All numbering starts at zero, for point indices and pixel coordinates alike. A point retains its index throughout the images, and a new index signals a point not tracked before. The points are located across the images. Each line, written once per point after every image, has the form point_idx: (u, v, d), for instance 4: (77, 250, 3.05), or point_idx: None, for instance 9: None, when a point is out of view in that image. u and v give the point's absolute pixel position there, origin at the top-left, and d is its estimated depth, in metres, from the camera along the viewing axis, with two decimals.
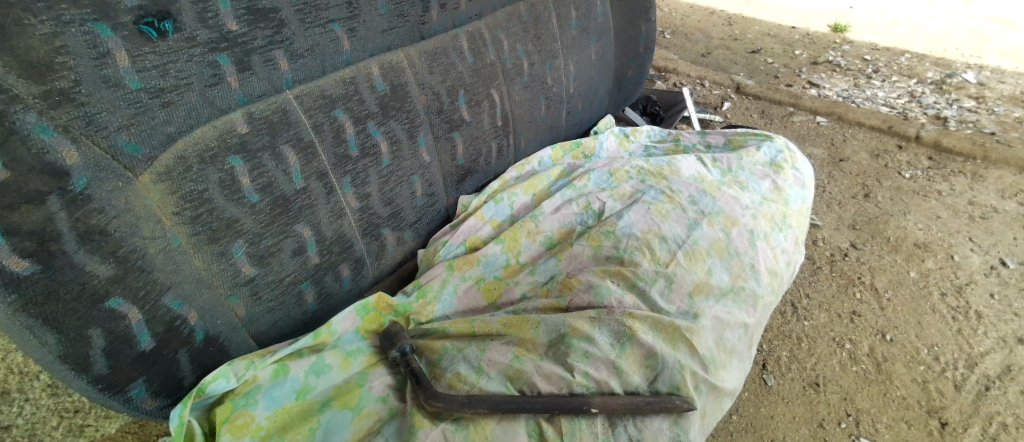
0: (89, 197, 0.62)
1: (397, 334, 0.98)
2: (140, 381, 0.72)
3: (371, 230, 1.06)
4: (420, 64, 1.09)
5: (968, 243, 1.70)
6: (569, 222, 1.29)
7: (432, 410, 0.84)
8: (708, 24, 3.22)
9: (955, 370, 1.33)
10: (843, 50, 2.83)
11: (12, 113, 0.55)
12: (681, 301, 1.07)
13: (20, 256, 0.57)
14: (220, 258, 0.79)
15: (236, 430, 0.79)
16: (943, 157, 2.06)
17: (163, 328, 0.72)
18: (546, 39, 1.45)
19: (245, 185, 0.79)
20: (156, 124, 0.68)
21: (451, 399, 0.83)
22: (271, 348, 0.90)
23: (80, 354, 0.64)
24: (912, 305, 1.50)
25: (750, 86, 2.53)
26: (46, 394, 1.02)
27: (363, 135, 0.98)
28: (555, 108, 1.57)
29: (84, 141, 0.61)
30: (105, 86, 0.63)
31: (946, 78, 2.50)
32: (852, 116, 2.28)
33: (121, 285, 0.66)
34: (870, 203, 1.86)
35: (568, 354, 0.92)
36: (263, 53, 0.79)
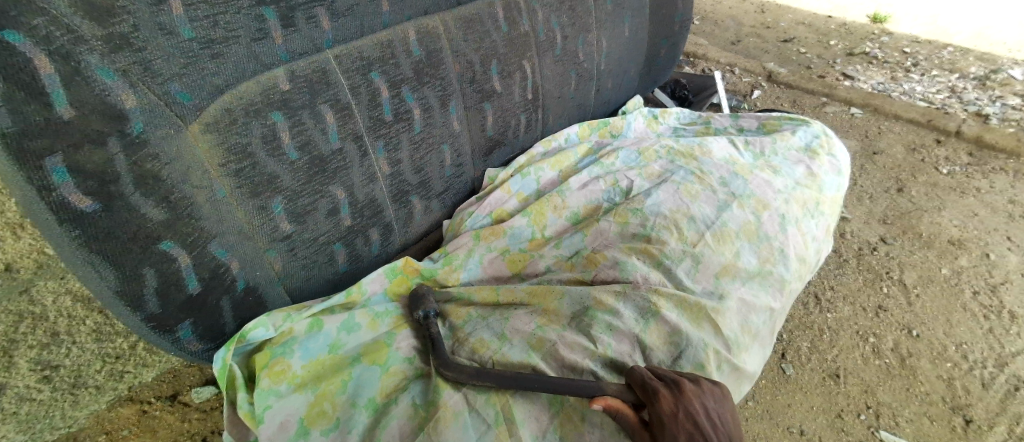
0: (144, 142, 0.65)
1: (423, 296, 1.01)
2: (188, 324, 0.77)
3: (401, 197, 1.08)
4: (455, 31, 1.09)
5: (1006, 242, 1.64)
6: (595, 199, 1.29)
7: (450, 378, 0.85)
8: (739, 11, 3.12)
9: (983, 369, 1.30)
10: (881, 42, 2.73)
11: (79, 54, 0.58)
12: (707, 281, 1.06)
13: (84, 195, 0.60)
14: (261, 212, 0.82)
15: (274, 376, 0.84)
16: (984, 153, 1.99)
17: (209, 274, 0.77)
18: (581, 12, 1.43)
19: (285, 141, 0.82)
20: (205, 75, 0.70)
21: (461, 370, 0.85)
22: (307, 304, 0.95)
23: (135, 292, 0.68)
24: (942, 302, 1.46)
25: (782, 75, 2.46)
26: (91, 338, 1.07)
27: (397, 100, 0.99)
28: (585, 85, 1.55)
29: (141, 86, 0.64)
30: (160, 34, 0.65)
31: (991, 73, 2.40)
32: (888, 108, 2.21)
33: (172, 230, 0.70)
34: (903, 198, 1.81)
35: (592, 325, 0.93)
36: (306, 10, 0.80)
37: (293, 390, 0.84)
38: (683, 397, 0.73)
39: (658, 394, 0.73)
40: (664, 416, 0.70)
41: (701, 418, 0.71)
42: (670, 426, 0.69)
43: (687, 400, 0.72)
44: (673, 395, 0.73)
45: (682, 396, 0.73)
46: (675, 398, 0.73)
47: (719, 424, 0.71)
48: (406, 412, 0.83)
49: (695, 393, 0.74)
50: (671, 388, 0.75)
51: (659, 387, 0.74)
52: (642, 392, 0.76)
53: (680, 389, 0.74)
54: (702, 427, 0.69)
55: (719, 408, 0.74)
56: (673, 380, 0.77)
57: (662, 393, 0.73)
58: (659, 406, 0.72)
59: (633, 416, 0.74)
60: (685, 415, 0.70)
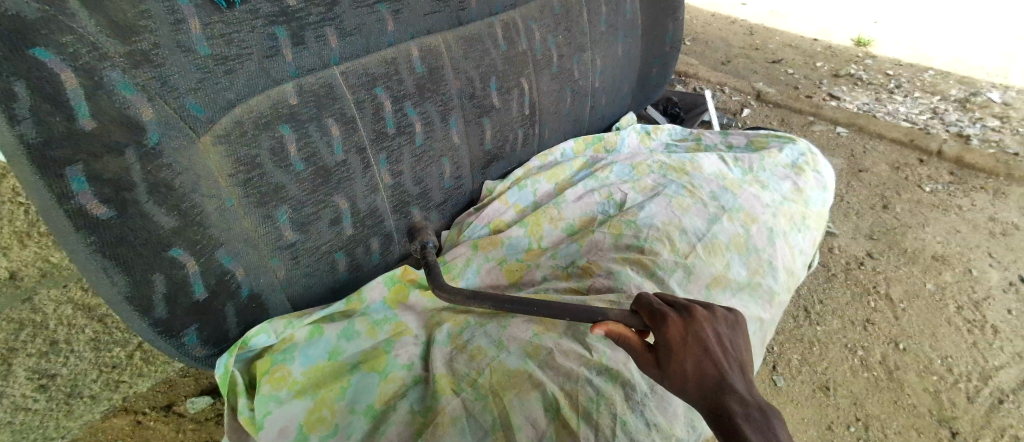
0: (159, 152, 0.68)
1: (422, 230, 1.14)
2: (193, 329, 0.79)
3: (402, 208, 1.11)
4: (456, 49, 1.13)
5: (987, 258, 1.70)
6: (591, 211, 1.33)
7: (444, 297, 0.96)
8: (729, 33, 3.22)
9: (968, 382, 1.34)
10: (865, 64, 2.83)
11: (102, 69, 0.61)
12: (698, 292, 1.09)
13: (100, 202, 0.63)
14: (266, 221, 0.85)
15: (274, 382, 0.85)
16: (965, 172, 2.06)
17: (215, 280, 0.79)
18: (576, 33, 1.48)
19: (292, 153, 0.85)
20: (218, 89, 0.73)
21: (456, 293, 0.95)
22: (307, 311, 0.96)
23: (144, 297, 0.71)
24: (928, 316, 1.50)
25: (771, 94, 2.54)
26: (90, 347, 1.02)
27: (400, 114, 1.03)
28: (580, 102, 1.60)
29: (158, 100, 0.67)
30: (179, 51, 0.68)
31: (970, 96, 2.49)
32: (872, 128, 2.28)
33: (182, 237, 0.73)
34: (888, 214, 1.86)
35: (587, 333, 0.96)
36: (316, 28, 0.84)
37: (293, 397, 0.85)
38: (694, 323, 0.69)
39: (666, 318, 0.70)
40: (672, 340, 0.67)
41: (711, 342, 0.68)
42: (677, 348, 0.66)
43: (698, 325, 0.69)
44: (683, 320, 0.69)
45: (694, 322, 0.69)
46: (684, 323, 0.69)
47: (729, 351, 0.68)
48: (404, 418, 0.85)
49: (707, 320, 0.70)
50: (681, 314, 0.70)
51: (668, 311, 0.71)
52: (649, 317, 0.72)
53: (691, 315, 0.70)
54: (713, 352, 0.66)
55: (730, 334, 0.71)
56: (683, 305, 0.73)
57: (671, 317, 0.69)
58: (666, 328, 0.68)
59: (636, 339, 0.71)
60: (695, 338, 0.67)
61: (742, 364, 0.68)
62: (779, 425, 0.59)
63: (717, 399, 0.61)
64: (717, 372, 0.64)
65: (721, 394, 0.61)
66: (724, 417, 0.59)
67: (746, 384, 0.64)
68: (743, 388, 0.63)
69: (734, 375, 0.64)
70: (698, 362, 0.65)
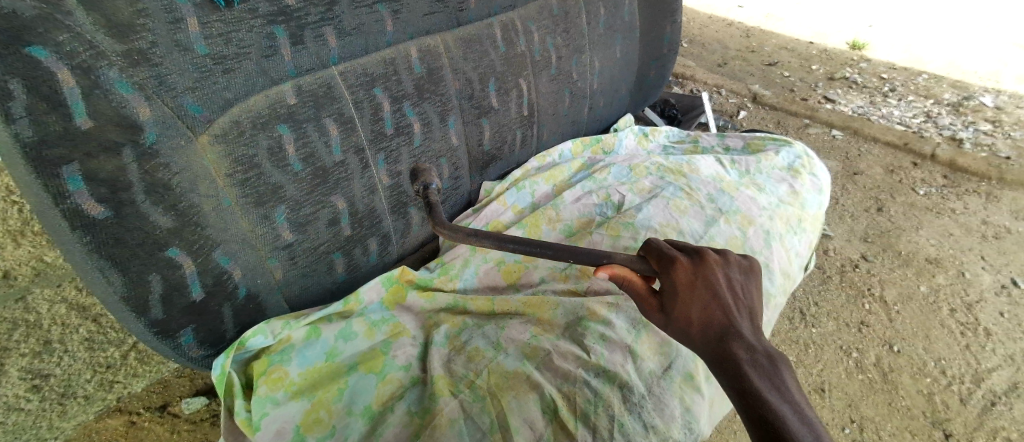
0: (156, 152, 0.68)
1: (423, 170, 1.09)
2: (189, 330, 0.79)
3: (400, 209, 1.10)
4: (455, 50, 1.13)
5: (980, 261, 1.71)
6: (588, 213, 1.33)
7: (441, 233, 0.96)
8: (726, 35, 3.23)
9: (961, 384, 1.35)
10: (860, 68, 2.84)
11: (99, 68, 0.61)
12: None
13: (97, 202, 0.63)
14: (264, 221, 0.84)
15: (271, 383, 0.85)
16: (958, 176, 2.08)
17: (212, 281, 0.79)
18: (574, 34, 1.48)
19: (289, 153, 0.84)
20: (216, 89, 0.73)
21: (456, 230, 0.93)
22: (304, 312, 0.96)
23: (141, 298, 0.70)
24: (921, 318, 1.51)
25: (767, 97, 2.55)
26: (83, 347, 1.01)
27: (399, 114, 1.02)
28: (578, 103, 1.60)
29: (156, 99, 0.67)
30: (177, 50, 0.67)
31: (963, 100, 2.51)
32: (867, 131, 2.30)
33: (178, 237, 0.73)
34: (883, 217, 1.88)
35: (585, 335, 0.96)
36: (315, 28, 0.83)
37: (290, 398, 0.85)
38: (703, 267, 0.72)
39: (676, 262, 0.72)
40: (681, 285, 0.70)
41: (719, 287, 0.71)
42: (685, 294, 0.69)
43: (707, 270, 0.72)
44: (692, 265, 0.72)
45: (703, 267, 0.72)
46: (694, 268, 0.71)
47: (735, 295, 0.72)
48: (402, 419, 0.85)
49: (716, 264, 0.73)
50: (691, 259, 0.73)
51: (678, 256, 0.73)
52: (656, 263, 0.74)
53: (701, 261, 0.72)
54: (720, 298, 0.70)
55: (737, 279, 0.75)
56: (694, 250, 0.75)
57: (681, 262, 0.72)
58: (675, 274, 0.71)
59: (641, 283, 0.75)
60: (703, 284, 0.70)
61: (747, 308, 0.73)
62: (780, 369, 0.64)
63: (723, 342, 0.66)
64: (724, 318, 0.68)
65: (727, 340, 0.66)
66: (731, 360, 0.64)
67: (750, 329, 0.69)
68: (747, 333, 0.68)
69: (740, 320, 0.69)
70: (706, 308, 0.69)
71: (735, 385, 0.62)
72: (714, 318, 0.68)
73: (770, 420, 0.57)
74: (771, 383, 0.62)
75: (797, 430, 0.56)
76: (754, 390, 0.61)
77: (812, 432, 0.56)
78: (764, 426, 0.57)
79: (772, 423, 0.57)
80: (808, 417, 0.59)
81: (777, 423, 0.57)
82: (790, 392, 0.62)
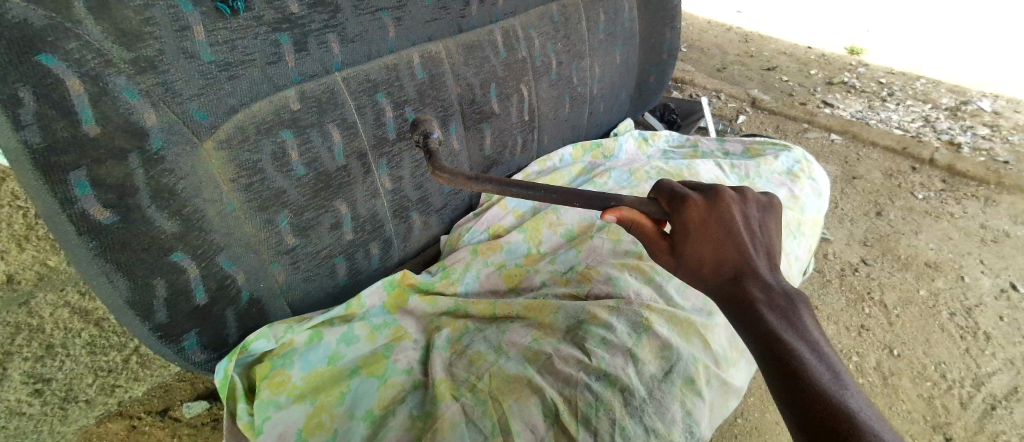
0: (162, 157, 0.69)
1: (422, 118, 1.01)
2: (193, 333, 0.80)
3: (401, 213, 1.11)
4: (457, 56, 1.14)
5: (979, 265, 1.72)
6: (589, 217, 1.34)
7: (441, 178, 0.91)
8: (724, 40, 3.25)
9: (961, 388, 1.35)
10: (858, 72, 2.86)
11: (107, 76, 0.61)
12: (696, 298, 1.10)
13: (103, 207, 0.63)
14: (267, 226, 0.85)
15: (274, 386, 0.85)
16: (956, 180, 2.09)
17: (215, 285, 0.80)
18: (575, 40, 1.49)
19: (293, 158, 0.85)
20: (221, 95, 0.74)
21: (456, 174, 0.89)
22: (306, 316, 0.96)
23: (145, 302, 0.71)
24: (921, 322, 1.52)
25: (766, 101, 2.56)
26: (86, 352, 1.00)
27: (401, 120, 1.03)
28: (578, 108, 1.61)
29: (162, 106, 0.68)
30: (183, 57, 0.68)
31: (961, 105, 2.53)
32: (866, 135, 2.31)
33: (183, 242, 0.74)
34: (882, 221, 1.88)
35: (585, 338, 0.97)
36: (319, 35, 0.84)
37: (293, 402, 0.85)
38: (716, 206, 0.71)
39: (688, 201, 0.71)
40: (693, 224, 0.70)
41: (733, 222, 0.71)
42: (696, 235, 0.70)
43: (720, 208, 0.71)
44: (705, 204, 0.71)
45: (717, 205, 0.71)
46: (707, 206, 0.71)
47: (752, 233, 0.72)
48: (404, 423, 0.85)
49: (732, 203, 0.73)
50: (705, 198, 0.72)
51: (690, 195, 0.72)
52: (667, 203, 0.74)
53: (715, 199, 0.72)
54: (734, 236, 0.70)
55: (751, 212, 0.75)
56: (709, 188, 0.74)
57: (695, 201, 0.71)
58: (687, 212, 0.71)
59: (651, 226, 0.76)
60: (716, 222, 0.70)
61: (760, 242, 0.73)
62: (796, 304, 0.64)
63: (737, 281, 0.67)
64: (738, 256, 0.69)
65: (740, 279, 0.67)
66: (745, 299, 0.65)
67: (764, 263, 0.70)
68: (761, 269, 0.69)
69: (756, 257, 0.69)
70: (719, 246, 0.69)
71: (748, 322, 0.63)
72: (727, 256, 0.69)
73: (785, 357, 0.57)
74: (786, 321, 0.62)
75: (812, 367, 0.56)
76: (770, 328, 0.61)
77: (827, 369, 0.56)
78: (778, 363, 0.57)
79: (785, 361, 0.57)
80: (822, 351, 0.59)
81: (793, 360, 0.57)
82: (805, 327, 0.62)
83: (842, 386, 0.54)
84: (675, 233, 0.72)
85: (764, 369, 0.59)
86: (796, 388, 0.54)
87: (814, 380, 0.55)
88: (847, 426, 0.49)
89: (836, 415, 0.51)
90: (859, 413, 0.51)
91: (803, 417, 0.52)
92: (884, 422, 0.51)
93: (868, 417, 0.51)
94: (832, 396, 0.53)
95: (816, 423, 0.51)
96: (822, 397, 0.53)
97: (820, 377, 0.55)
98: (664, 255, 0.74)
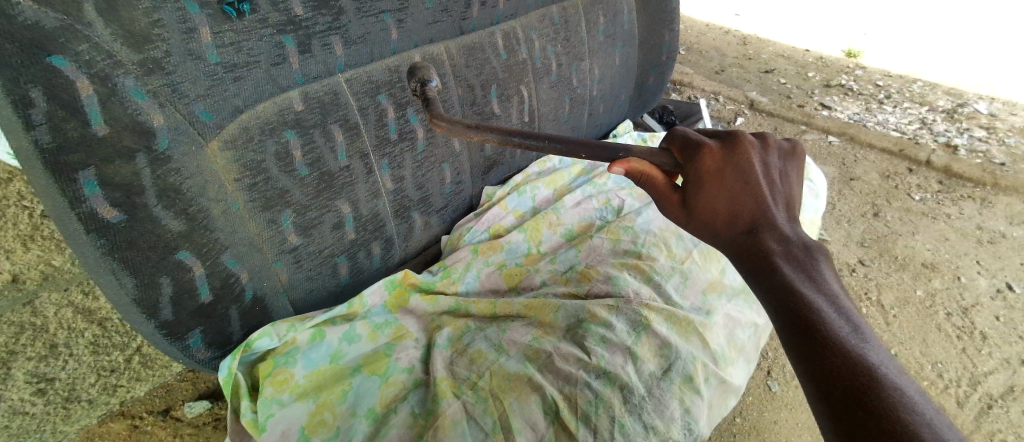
0: (168, 157, 0.70)
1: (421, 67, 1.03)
2: (197, 331, 0.81)
3: (403, 213, 1.12)
4: (458, 57, 1.15)
5: (975, 266, 1.73)
6: (588, 217, 1.35)
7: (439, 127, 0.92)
8: (723, 42, 3.27)
9: (958, 388, 1.36)
10: (855, 75, 2.88)
11: (116, 77, 0.63)
12: (694, 297, 1.12)
13: (111, 206, 0.65)
14: (270, 225, 0.86)
15: (277, 384, 0.86)
16: (952, 181, 2.10)
17: (219, 283, 0.81)
18: (574, 42, 1.51)
19: (296, 158, 0.86)
20: (227, 96, 0.75)
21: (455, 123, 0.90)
22: (309, 315, 0.97)
23: (151, 300, 0.72)
24: (918, 322, 1.53)
25: (764, 104, 2.58)
26: (88, 351, 0.99)
27: (402, 121, 1.04)
28: (578, 109, 1.62)
29: (169, 106, 0.69)
30: (189, 59, 0.69)
31: (957, 107, 2.54)
32: (863, 137, 2.33)
33: (188, 241, 0.75)
34: (879, 222, 1.90)
35: (585, 337, 0.98)
36: (322, 37, 0.85)
37: (295, 399, 0.86)
38: (732, 155, 0.71)
39: (703, 149, 0.70)
40: (708, 172, 0.69)
41: (750, 173, 0.70)
42: (710, 183, 0.69)
43: (738, 158, 0.71)
44: (721, 153, 0.70)
45: (734, 155, 0.71)
46: (723, 155, 0.70)
47: (770, 183, 0.72)
48: (405, 421, 0.86)
49: (750, 151, 0.72)
50: (722, 146, 0.71)
51: (706, 142, 0.71)
52: (681, 153, 0.72)
53: (731, 148, 0.71)
54: (751, 187, 0.69)
55: (770, 165, 0.74)
56: (726, 136, 0.74)
57: (710, 148, 0.70)
58: (702, 161, 0.70)
59: (662, 178, 0.73)
60: (731, 172, 0.69)
61: (777, 195, 0.72)
62: (814, 257, 0.63)
63: (752, 233, 0.66)
64: (754, 207, 0.68)
65: (756, 231, 0.66)
66: (760, 250, 0.64)
67: (780, 217, 0.69)
68: (777, 222, 0.68)
69: (772, 209, 0.69)
70: (734, 198, 0.68)
71: (763, 273, 0.62)
72: (743, 209, 0.68)
73: (801, 308, 0.56)
74: (802, 272, 0.61)
75: (830, 317, 0.55)
76: (786, 279, 0.60)
77: (845, 322, 0.55)
78: (794, 312, 0.56)
79: (802, 311, 0.56)
80: (840, 302, 0.58)
81: (809, 312, 0.55)
82: (823, 281, 0.60)
83: (861, 338, 0.53)
84: (687, 183, 0.71)
85: (776, 321, 0.57)
86: (811, 339, 0.53)
87: (830, 332, 0.53)
88: (864, 379, 0.48)
89: (853, 367, 0.49)
90: (879, 364, 0.49)
91: (817, 369, 0.50)
92: (906, 377, 0.49)
93: (888, 370, 0.49)
94: (849, 348, 0.51)
95: (832, 376, 0.49)
96: (839, 350, 0.51)
97: (837, 330, 0.53)
98: (676, 208, 0.73)
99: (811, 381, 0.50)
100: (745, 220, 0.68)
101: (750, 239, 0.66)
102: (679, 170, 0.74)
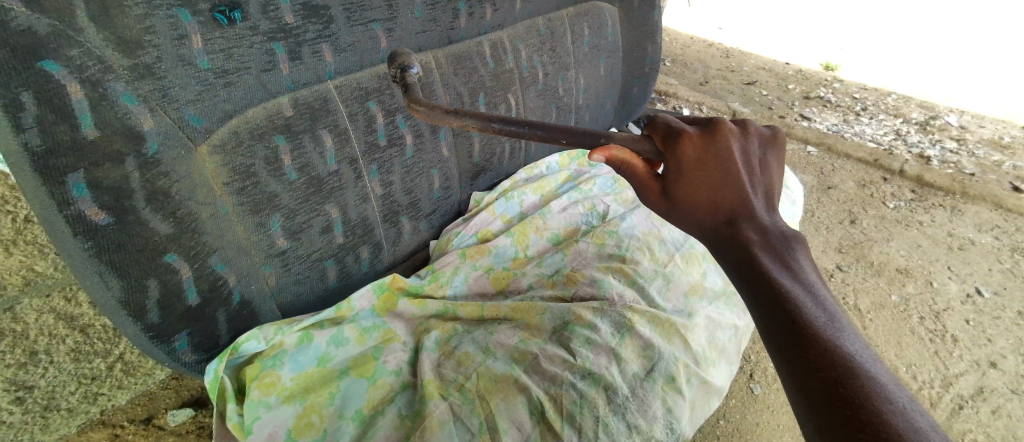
0: (157, 161, 0.71)
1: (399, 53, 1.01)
2: (184, 334, 0.81)
3: (391, 217, 1.14)
4: (446, 66, 1.18)
5: (946, 271, 1.80)
6: (574, 222, 1.38)
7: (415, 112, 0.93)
8: (706, 55, 3.35)
9: (931, 389, 1.41)
10: (833, 88, 2.98)
11: (106, 82, 0.64)
12: (676, 300, 1.16)
13: (100, 209, 0.65)
14: (258, 229, 0.87)
15: (264, 387, 0.86)
16: (925, 190, 2.18)
17: (207, 286, 0.82)
18: (560, 52, 1.54)
19: (285, 163, 0.87)
20: (217, 101, 0.76)
21: (433, 110, 0.91)
22: (296, 318, 0.98)
23: (138, 302, 0.72)
24: (893, 326, 1.58)
25: (745, 114, 2.65)
26: (69, 358, 0.97)
27: (391, 127, 1.06)
28: (564, 117, 1.66)
29: (159, 111, 0.70)
30: (180, 64, 0.70)
31: (929, 119, 2.64)
32: (840, 148, 2.41)
33: (176, 243, 0.75)
34: (856, 229, 1.96)
35: (570, 339, 1.00)
36: (312, 45, 0.87)
37: (282, 402, 0.86)
38: (712, 143, 0.72)
39: (683, 139, 0.72)
40: (687, 162, 0.71)
41: (730, 161, 0.72)
42: (690, 173, 0.71)
43: (718, 145, 0.72)
44: (701, 140, 0.72)
45: (715, 142, 0.73)
46: (702, 143, 0.72)
47: (749, 172, 0.74)
48: (393, 423, 0.87)
49: (729, 137, 0.74)
50: (702, 134, 0.73)
51: (686, 131, 0.73)
52: (662, 141, 0.74)
53: (712, 136, 0.73)
54: (732, 177, 0.71)
55: (751, 152, 0.76)
56: (707, 124, 0.76)
57: (691, 137, 0.72)
58: (683, 151, 0.72)
59: (642, 166, 0.75)
60: (713, 161, 0.71)
61: (757, 182, 0.75)
62: (791, 247, 0.67)
63: (732, 224, 0.69)
64: (734, 198, 0.71)
65: (737, 222, 0.69)
66: (741, 240, 0.66)
67: (760, 206, 0.71)
68: (757, 211, 0.70)
69: (752, 199, 0.71)
70: (715, 188, 0.70)
71: (745, 265, 0.64)
72: (723, 199, 0.70)
73: (781, 301, 0.59)
74: (780, 263, 0.64)
75: (808, 309, 0.58)
76: (766, 271, 0.63)
77: (823, 312, 0.58)
78: (775, 304, 0.58)
79: (782, 302, 0.58)
80: (817, 291, 0.61)
81: (788, 304, 0.58)
82: (801, 272, 0.63)
83: (837, 328, 0.56)
84: (667, 173, 0.73)
85: (756, 312, 0.60)
86: (791, 331, 0.55)
87: (808, 323, 0.56)
88: (841, 370, 0.51)
89: (831, 358, 0.52)
90: (854, 354, 0.53)
91: (797, 361, 0.53)
92: (880, 364, 0.53)
93: (863, 358, 0.53)
94: (827, 338, 0.54)
95: (811, 367, 0.52)
96: (817, 341, 0.54)
97: (815, 320, 0.56)
98: (656, 197, 0.75)
99: (792, 372, 0.53)
100: (726, 210, 0.70)
101: (731, 229, 0.68)
102: (660, 158, 0.77)
